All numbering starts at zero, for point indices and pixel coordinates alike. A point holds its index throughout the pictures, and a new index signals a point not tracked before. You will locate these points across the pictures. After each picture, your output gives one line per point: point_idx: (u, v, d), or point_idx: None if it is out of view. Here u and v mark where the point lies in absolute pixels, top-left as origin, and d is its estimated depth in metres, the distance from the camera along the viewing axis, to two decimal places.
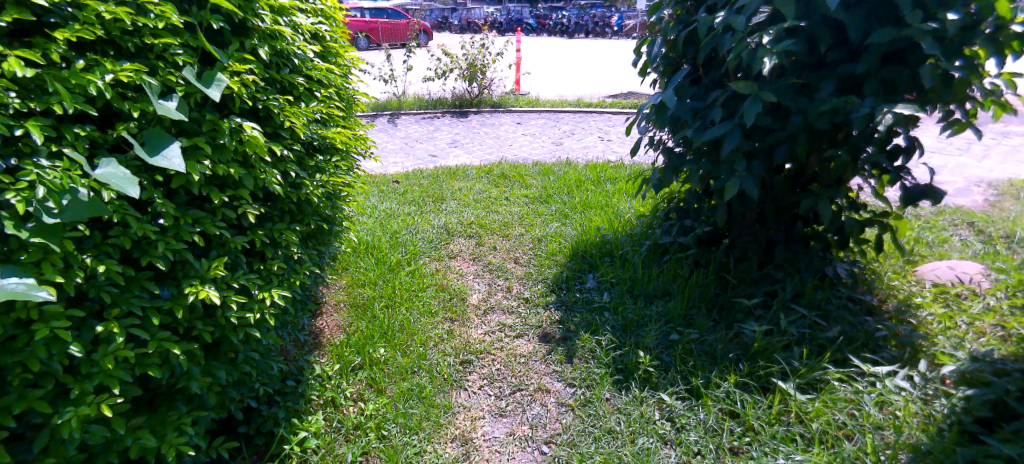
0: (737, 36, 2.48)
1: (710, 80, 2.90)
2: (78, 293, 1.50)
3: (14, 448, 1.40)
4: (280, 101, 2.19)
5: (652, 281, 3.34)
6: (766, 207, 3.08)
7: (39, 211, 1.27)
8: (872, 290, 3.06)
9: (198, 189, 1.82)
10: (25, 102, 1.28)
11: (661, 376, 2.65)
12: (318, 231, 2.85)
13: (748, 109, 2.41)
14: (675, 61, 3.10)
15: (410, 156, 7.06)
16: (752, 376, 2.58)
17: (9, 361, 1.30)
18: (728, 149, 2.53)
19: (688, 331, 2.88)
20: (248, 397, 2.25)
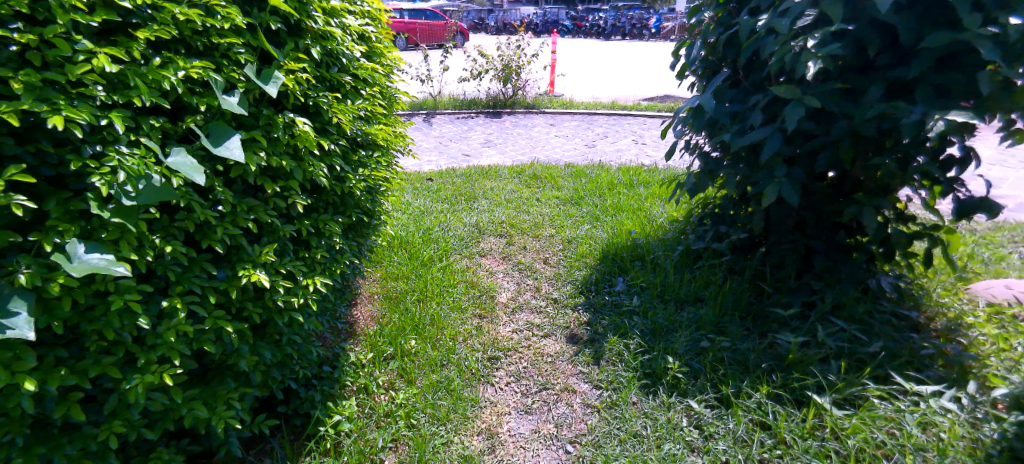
0: (780, 40, 2.48)
1: (750, 84, 2.90)
2: (146, 270, 1.64)
3: (86, 409, 1.54)
4: (329, 98, 2.31)
5: (684, 286, 3.35)
6: (806, 215, 3.04)
7: (119, 194, 1.40)
8: (919, 306, 2.99)
9: (254, 179, 1.95)
10: (110, 95, 1.40)
11: (690, 383, 2.66)
12: (358, 225, 2.97)
13: (790, 113, 2.41)
14: (715, 64, 3.11)
15: (443, 155, 7.19)
16: (785, 388, 2.55)
17: (87, 329, 1.43)
18: (767, 154, 2.53)
19: (719, 339, 2.88)
20: (289, 380, 2.38)
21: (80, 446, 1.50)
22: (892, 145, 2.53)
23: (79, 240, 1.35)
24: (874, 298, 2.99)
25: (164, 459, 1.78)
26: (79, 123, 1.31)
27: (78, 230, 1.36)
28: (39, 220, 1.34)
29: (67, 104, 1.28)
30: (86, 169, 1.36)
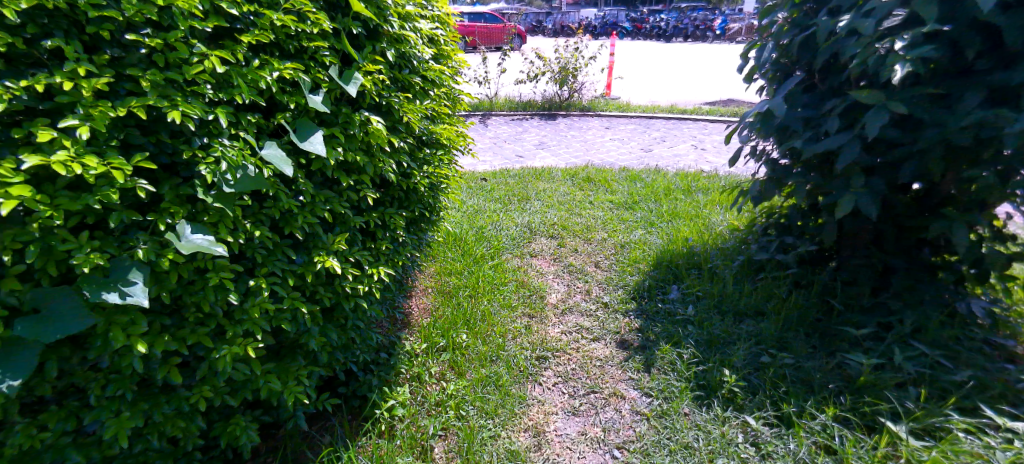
0: (864, 41, 2.41)
1: (826, 88, 2.82)
2: (238, 251, 1.81)
3: (181, 373, 1.72)
4: (401, 98, 2.44)
5: (742, 298, 3.30)
6: (884, 228, 2.92)
7: (221, 182, 1.56)
8: (1016, 335, 2.78)
9: (331, 173, 2.10)
10: (217, 93, 1.57)
11: (747, 399, 2.61)
12: (420, 220, 3.10)
13: (871, 120, 2.34)
14: (787, 67, 3.04)
15: (498, 155, 7.32)
16: (855, 412, 2.45)
17: (187, 300, 1.60)
18: (844, 162, 2.47)
19: (781, 355, 2.80)
20: (351, 363, 2.52)
21: (175, 406, 1.68)
22: (988, 157, 2.40)
23: (187, 221, 1.52)
24: (964, 325, 2.78)
25: (242, 426, 1.95)
26: (192, 117, 1.48)
27: (186, 212, 1.53)
28: (155, 202, 1.52)
29: (183, 101, 1.45)
30: (195, 158, 1.53)
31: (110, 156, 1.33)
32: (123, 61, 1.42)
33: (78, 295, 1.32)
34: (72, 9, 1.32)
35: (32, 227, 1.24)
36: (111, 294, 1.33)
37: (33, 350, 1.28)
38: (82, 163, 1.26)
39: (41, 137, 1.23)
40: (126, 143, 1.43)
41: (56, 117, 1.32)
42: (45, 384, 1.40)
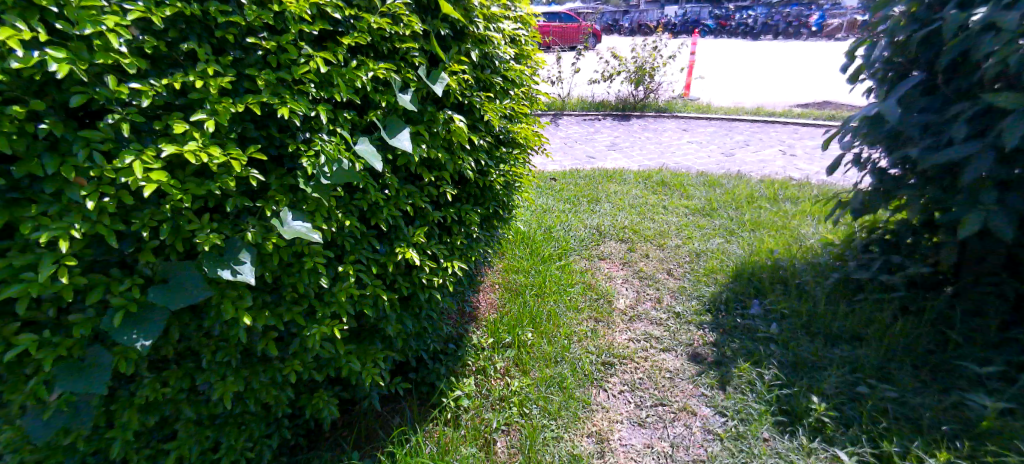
0: (1004, 39, 2.19)
1: (951, 90, 2.60)
2: (330, 238, 1.94)
3: (277, 348, 1.88)
4: (482, 98, 2.51)
5: (833, 320, 3.09)
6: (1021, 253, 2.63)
7: (319, 174, 1.69)
8: None
9: (415, 169, 2.20)
10: (319, 91, 1.70)
11: (839, 431, 2.41)
12: (494, 217, 3.16)
13: (1011, 128, 2.14)
14: (902, 67, 2.81)
15: (570, 156, 7.31)
16: (975, 460, 2.15)
17: (286, 281, 1.75)
18: (972, 175, 2.30)
19: (883, 388, 2.55)
20: (423, 351, 2.62)
21: (270, 376, 1.84)
22: None
23: (289, 209, 1.67)
24: None
25: (323, 401, 2.09)
26: (298, 113, 1.62)
27: (289, 200, 1.68)
28: (264, 190, 1.68)
29: (291, 99, 1.60)
30: (298, 151, 1.67)
31: (230, 147, 1.48)
32: (244, 62, 1.58)
33: (198, 271, 1.48)
34: (206, 16, 1.49)
35: (165, 208, 1.41)
36: (224, 270, 1.48)
37: (161, 313, 1.46)
38: (208, 153, 1.42)
39: (176, 129, 1.40)
40: (243, 136, 1.60)
41: (189, 112, 1.49)
42: (167, 346, 1.58)
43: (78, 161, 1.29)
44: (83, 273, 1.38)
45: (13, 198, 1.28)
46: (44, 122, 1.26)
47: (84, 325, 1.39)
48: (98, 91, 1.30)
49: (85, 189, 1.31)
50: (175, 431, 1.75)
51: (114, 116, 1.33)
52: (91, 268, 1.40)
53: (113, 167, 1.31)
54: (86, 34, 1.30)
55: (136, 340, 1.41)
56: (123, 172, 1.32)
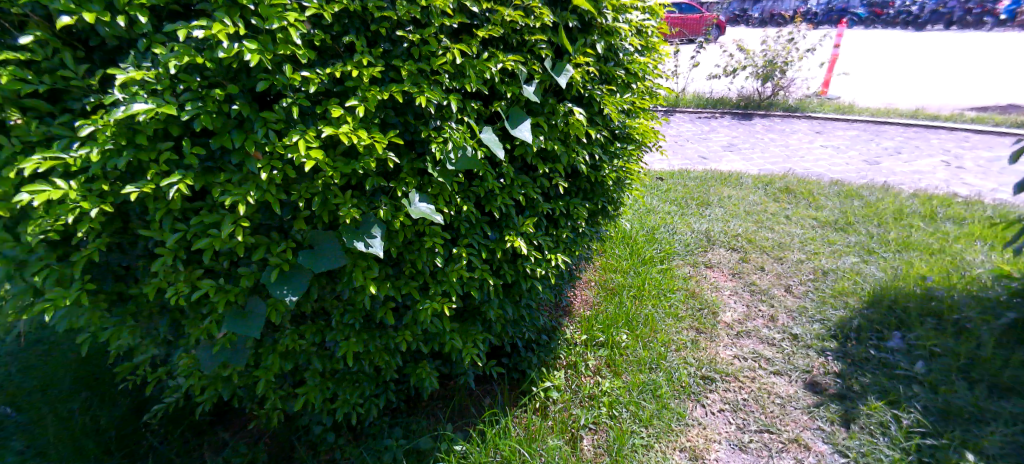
0: None
1: None
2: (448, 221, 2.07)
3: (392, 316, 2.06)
4: (603, 91, 2.49)
5: (1005, 368, 2.50)
6: None
7: (446, 159, 1.81)
8: None
9: (531, 159, 2.25)
10: (453, 82, 1.81)
11: None
12: (601, 212, 3.12)
13: None
14: None
15: (682, 155, 6.99)
16: None
17: (407, 257, 1.91)
18: None
19: None
20: (519, 339, 2.65)
21: (384, 342, 2.01)
22: None
23: (417, 191, 1.82)
24: None
25: (426, 372, 2.23)
26: (434, 102, 1.73)
27: (417, 183, 1.82)
28: (397, 171, 1.84)
29: (429, 88, 1.71)
30: (430, 137, 1.80)
31: (375, 131, 1.64)
32: (391, 54, 1.74)
33: (338, 241, 1.71)
34: (364, 11, 1.65)
35: (318, 182, 1.62)
36: (359, 241, 1.68)
37: (305, 274, 1.71)
38: (356, 135, 1.59)
39: (333, 114, 1.59)
40: (385, 121, 1.76)
41: (344, 97, 1.69)
42: (307, 302, 1.83)
43: (257, 138, 1.53)
44: (251, 233, 1.66)
45: (209, 167, 1.59)
46: (236, 103, 1.53)
47: (248, 277, 1.67)
48: (277, 77, 1.51)
49: (260, 162, 1.56)
50: (305, 378, 2.02)
51: (287, 101, 1.55)
52: (257, 230, 1.68)
53: (284, 144, 1.55)
54: (273, 29, 1.52)
55: (286, 294, 1.67)
56: (290, 149, 1.55)
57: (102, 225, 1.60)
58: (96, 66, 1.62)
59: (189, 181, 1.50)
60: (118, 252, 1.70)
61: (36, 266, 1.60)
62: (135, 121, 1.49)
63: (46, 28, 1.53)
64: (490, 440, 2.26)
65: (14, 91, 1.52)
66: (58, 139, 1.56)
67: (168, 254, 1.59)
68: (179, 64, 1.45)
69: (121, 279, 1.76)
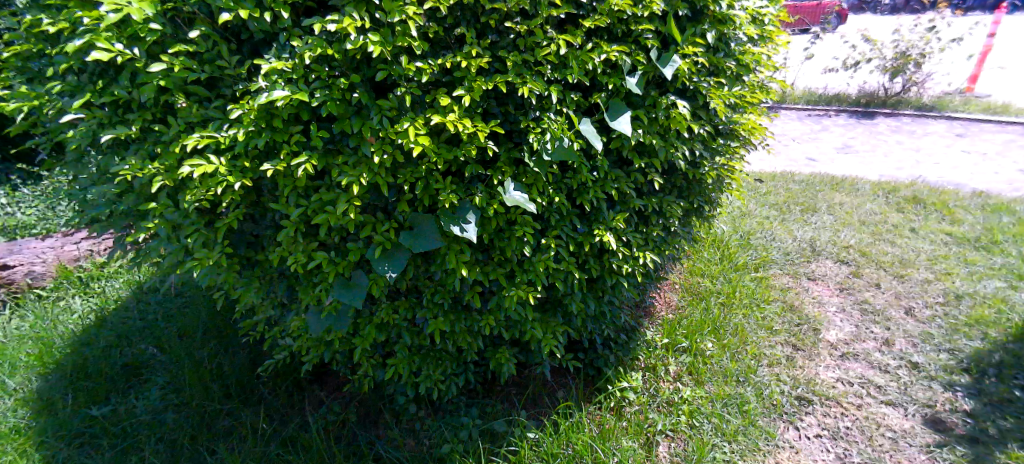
0: None
1: None
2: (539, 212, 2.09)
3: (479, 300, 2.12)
4: (710, 83, 2.36)
5: None
6: None
7: (543, 150, 1.83)
8: None
9: (627, 153, 2.19)
10: (554, 73, 1.82)
11: None
12: (700, 212, 2.94)
13: None
14: None
15: (788, 156, 6.53)
16: None
17: (497, 244, 1.96)
18: None
19: None
20: (597, 335, 2.60)
21: (469, 324, 2.09)
22: None
23: (512, 180, 1.88)
24: None
25: (505, 358, 2.28)
26: (535, 93, 1.76)
27: (512, 172, 1.88)
28: (494, 160, 1.90)
29: (531, 79, 1.74)
30: (528, 128, 1.83)
31: (478, 121, 1.70)
32: (498, 45, 1.79)
33: (436, 223, 1.81)
34: (476, 4, 1.71)
35: (422, 168, 1.73)
36: (455, 225, 1.78)
37: (405, 253, 1.85)
38: (461, 124, 1.66)
39: (442, 103, 1.68)
40: (487, 111, 1.82)
41: (452, 87, 1.77)
42: (403, 279, 1.96)
43: (373, 124, 1.66)
44: (360, 212, 1.82)
45: (330, 149, 1.75)
46: (356, 92, 1.67)
47: (355, 252, 1.84)
48: (394, 67, 1.63)
49: (373, 146, 1.69)
50: (395, 350, 2.15)
51: (400, 90, 1.66)
52: (365, 210, 1.84)
53: (395, 131, 1.65)
54: (394, 22, 1.62)
55: (386, 271, 1.82)
56: (401, 135, 1.64)
57: (241, 197, 1.78)
58: (246, 56, 1.78)
59: (314, 161, 1.66)
60: (251, 221, 1.91)
61: (189, 229, 1.80)
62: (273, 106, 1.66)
63: (209, 23, 1.71)
64: (564, 431, 2.28)
65: (182, 78, 1.71)
66: (212, 121, 1.75)
67: (291, 227, 1.77)
68: (314, 55, 1.59)
69: (251, 245, 1.96)
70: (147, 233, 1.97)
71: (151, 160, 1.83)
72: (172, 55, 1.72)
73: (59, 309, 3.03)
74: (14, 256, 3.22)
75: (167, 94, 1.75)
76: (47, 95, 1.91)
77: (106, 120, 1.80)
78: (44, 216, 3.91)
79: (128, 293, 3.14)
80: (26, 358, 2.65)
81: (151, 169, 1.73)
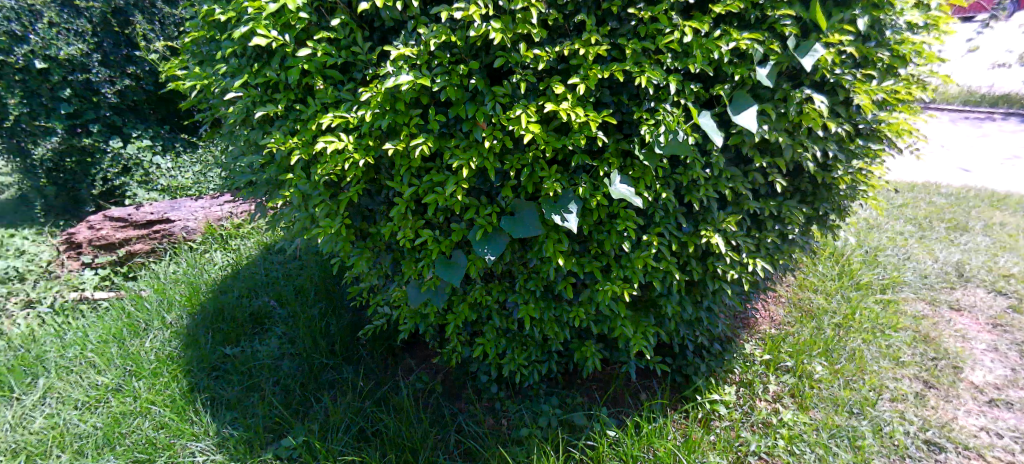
0: None
1: None
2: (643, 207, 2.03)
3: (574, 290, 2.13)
4: (856, 76, 2.02)
5: None
6: None
7: (654, 143, 1.77)
8: None
9: (747, 150, 1.99)
10: (675, 62, 1.75)
11: None
12: (825, 222, 2.52)
13: None
14: None
15: (935, 166, 5.86)
16: None
17: (596, 236, 1.96)
18: None
19: None
20: (689, 341, 2.49)
21: (558, 313, 2.10)
22: None
23: (618, 172, 1.84)
24: None
25: (590, 352, 2.26)
26: (653, 82, 1.70)
27: (619, 164, 1.84)
28: (602, 150, 1.88)
29: (650, 68, 1.69)
30: (641, 119, 1.77)
31: (590, 110, 1.69)
32: (617, 33, 1.76)
33: (537, 211, 1.84)
34: None
35: (529, 155, 1.77)
36: (557, 214, 1.79)
37: (504, 238, 1.88)
38: (574, 112, 1.66)
39: (555, 91, 1.69)
40: (599, 100, 1.81)
41: (566, 75, 1.78)
42: (500, 263, 2.00)
43: (486, 110, 1.70)
44: (466, 195, 1.88)
45: (444, 132, 1.82)
46: (473, 78, 1.72)
47: (458, 233, 1.90)
48: (512, 55, 1.66)
49: (484, 132, 1.74)
50: (485, 330, 2.22)
51: (516, 77, 1.69)
52: (471, 193, 1.91)
53: (507, 117, 1.69)
54: (515, 9, 1.64)
55: (486, 253, 1.87)
56: (512, 122, 1.69)
57: (363, 174, 1.89)
58: (377, 43, 1.90)
59: (430, 143, 1.75)
60: (368, 196, 2.04)
61: (316, 200, 1.95)
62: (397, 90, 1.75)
63: (349, 13, 1.81)
64: (646, 435, 2.23)
65: (322, 62, 1.84)
66: (343, 102, 1.88)
67: (402, 204, 1.86)
68: (437, 42, 1.66)
69: (366, 218, 2.08)
70: (281, 201, 2.16)
71: (292, 135, 2.00)
72: (317, 41, 1.85)
73: (204, 260, 3.37)
74: (175, 212, 3.64)
75: (308, 77, 1.89)
76: (215, 75, 2.14)
77: (258, 99, 1.98)
78: (198, 180, 4.31)
79: (257, 251, 3.42)
80: (179, 298, 2.98)
81: (291, 143, 1.90)
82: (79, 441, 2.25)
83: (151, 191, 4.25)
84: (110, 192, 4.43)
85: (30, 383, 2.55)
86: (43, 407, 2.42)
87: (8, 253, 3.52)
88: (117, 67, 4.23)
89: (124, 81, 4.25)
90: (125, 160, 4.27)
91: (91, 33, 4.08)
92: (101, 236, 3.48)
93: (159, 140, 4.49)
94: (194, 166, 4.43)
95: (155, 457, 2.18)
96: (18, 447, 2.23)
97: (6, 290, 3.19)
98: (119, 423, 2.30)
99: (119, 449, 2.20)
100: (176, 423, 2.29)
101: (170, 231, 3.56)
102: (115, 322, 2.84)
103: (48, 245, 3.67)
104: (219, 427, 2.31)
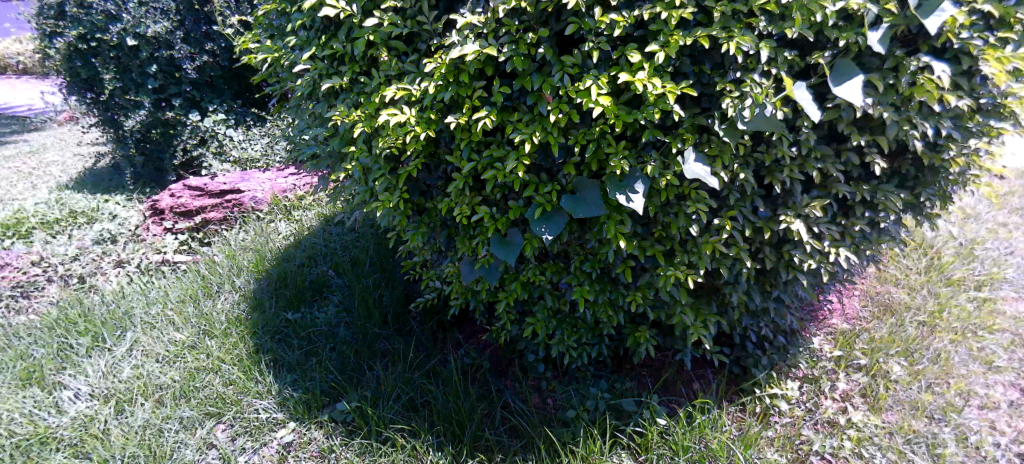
0: None
1: None
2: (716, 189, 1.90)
3: (635, 272, 2.04)
4: (987, 41, 1.67)
5: None
6: None
7: (738, 117, 1.63)
8: None
9: (843, 127, 1.76)
10: (769, 26, 1.60)
11: None
12: (923, 212, 2.15)
13: None
14: None
15: None
16: None
17: (661, 218, 1.86)
18: None
19: None
20: (754, 331, 2.33)
21: (614, 296, 2.04)
22: None
23: (692, 150, 1.73)
24: None
25: (643, 337, 2.17)
26: (742, 48, 1.57)
27: (694, 140, 1.73)
28: (676, 126, 1.77)
29: (740, 33, 1.56)
30: (724, 91, 1.65)
31: (668, 81, 1.58)
32: None
33: (600, 190, 1.77)
34: None
35: (595, 130, 1.69)
36: (622, 193, 1.71)
37: (564, 217, 1.83)
38: (650, 82, 1.56)
39: (630, 60, 1.60)
40: (678, 70, 1.69)
41: (643, 44, 1.67)
42: (557, 243, 1.96)
43: (554, 81, 1.64)
44: (526, 171, 1.84)
45: (507, 105, 1.78)
46: (542, 47, 1.66)
47: (516, 211, 1.87)
48: (586, 21, 1.58)
49: (551, 105, 1.68)
50: (535, 310, 2.19)
51: (588, 45, 1.61)
52: (531, 169, 1.87)
53: (576, 88, 1.61)
54: None
55: (544, 232, 1.82)
56: (582, 93, 1.61)
57: (423, 148, 1.88)
58: (444, 12, 1.87)
59: (493, 116, 1.72)
60: (426, 172, 2.03)
61: (376, 174, 1.96)
62: (462, 62, 1.72)
63: None
64: (697, 426, 2.13)
65: (387, 33, 1.83)
66: (407, 74, 1.86)
67: (461, 179, 1.85)
68: (507, 8, 1.60)
69: (423, 194, 2.08)
70: (343, 173, 2.20)
71: (356, 108, 2.01)
72: (384, 11, 1.83)
73: (270, 230, 3.52)
74: (245, 183, 3.88)
75: (374, 49, 1.88)
76: (286, 49, 2.16)
77: (324, 71, 1.99)
78: (266, 152, 4.57)
79: (317, 223, 3.55)
80: (247, 264, 3.15)
81: (355, 116, 1.89)
82: (161, 391, 2.42)
83: (224, 163, 4.49)
84: (189, 163, 4.71)
85: (119, 336, 2.77)
86: (130, 358, 2.60)
87: (104, 217, 3.79)
88: (197, 43, 4.45)
89: (203, 57, 4.48)
90: (202, 132, 4.53)
91: (174, 11, 4.30)
92: (180, 204, 3.73)
93: (232, 114, 4.71)
94: (263, 139, 4.66)
95: (224, 411, 2.33)
96: (109, 393, 2.41)
97: (101, 250, 3.46)
98: (194, 377, 2.46)
99: (194, 401, 2.35)
100: (243, 381, 2.43)
101: (240, 201, 3.78)
102: (191, 283, 3.04)
103: (135, 211, 3.96)
104: (280, 388, 2.44)
